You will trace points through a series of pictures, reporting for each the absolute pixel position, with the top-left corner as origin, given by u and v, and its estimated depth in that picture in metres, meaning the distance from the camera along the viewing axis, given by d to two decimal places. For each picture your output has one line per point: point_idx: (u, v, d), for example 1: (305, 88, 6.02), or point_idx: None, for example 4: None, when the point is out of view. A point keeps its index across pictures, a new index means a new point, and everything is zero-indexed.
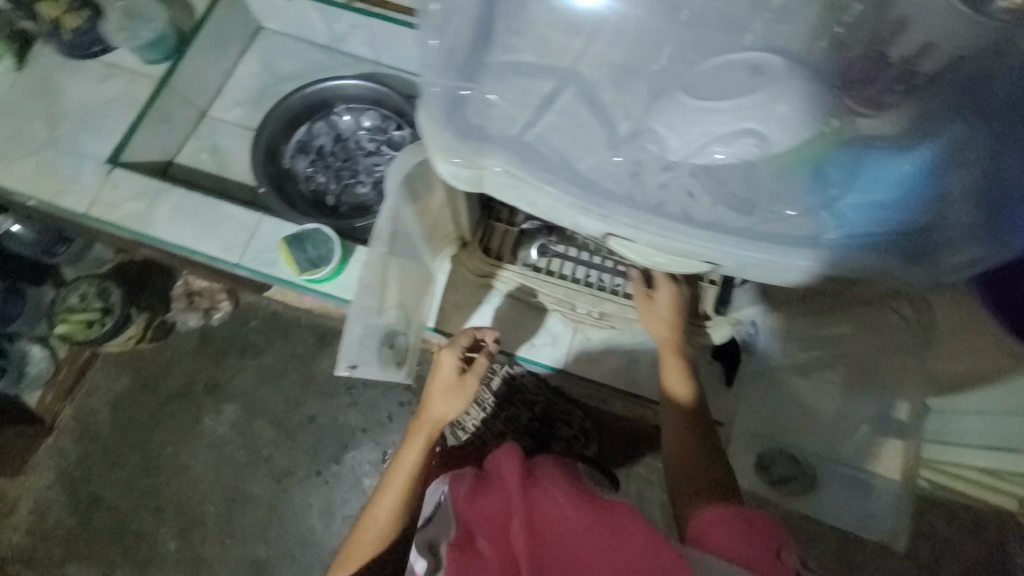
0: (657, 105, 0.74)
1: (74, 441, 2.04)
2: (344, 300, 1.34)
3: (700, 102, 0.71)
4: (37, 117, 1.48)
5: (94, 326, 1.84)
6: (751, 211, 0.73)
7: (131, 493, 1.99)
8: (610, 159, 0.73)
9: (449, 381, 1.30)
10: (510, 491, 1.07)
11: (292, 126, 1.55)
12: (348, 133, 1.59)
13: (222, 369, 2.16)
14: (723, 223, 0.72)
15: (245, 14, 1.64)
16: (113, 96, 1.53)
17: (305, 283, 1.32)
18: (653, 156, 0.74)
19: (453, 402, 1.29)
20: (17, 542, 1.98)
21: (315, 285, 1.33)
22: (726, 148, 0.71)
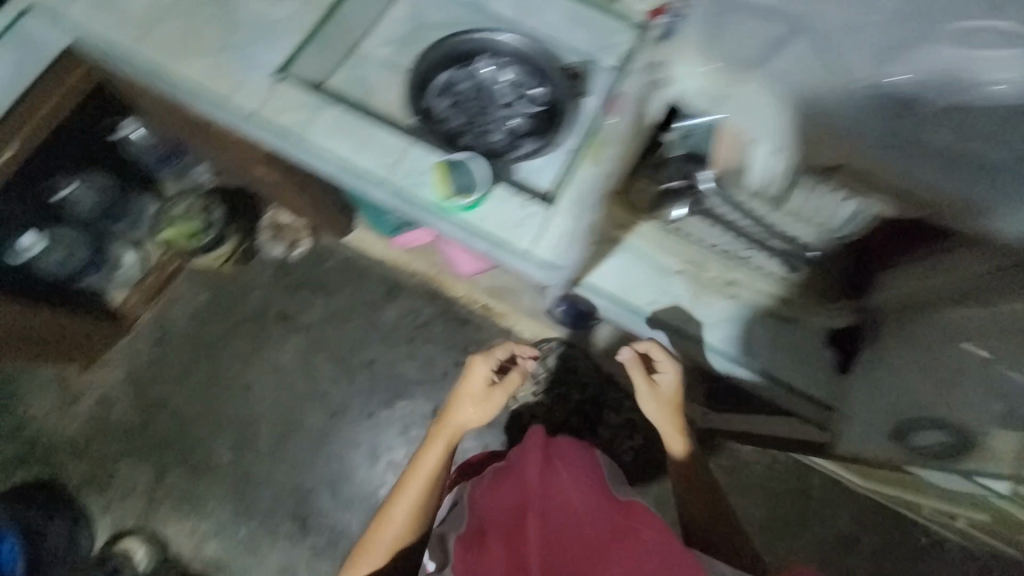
0: (895, 45, 0.75)
1: (150, 343, 2.13)
2: (501, 245, 1.15)
3: (949, 42, 0.72)
4: None
5: (196, 238, 1.98)
6: (910, 141, 0.77)
7: (196, 401, 2.09)
8: (822, 82, 0.78)
9: (477, 389, 1.42)
10: (532, 486, 1.18)
11: (438, 65, 1.37)
12: (491, 78, 1.38)
13: (294, 302, 2.24)
14: (869, 141, 0.79)
15: None
16: None
17: (451, 215, 1.16)
18: (861, 83, 0.77)
19: (479, 411, 1.40)
20: (75, 430, 2.03)
21: (459, 219, 1.17)
22: (936, 91, 0.74)
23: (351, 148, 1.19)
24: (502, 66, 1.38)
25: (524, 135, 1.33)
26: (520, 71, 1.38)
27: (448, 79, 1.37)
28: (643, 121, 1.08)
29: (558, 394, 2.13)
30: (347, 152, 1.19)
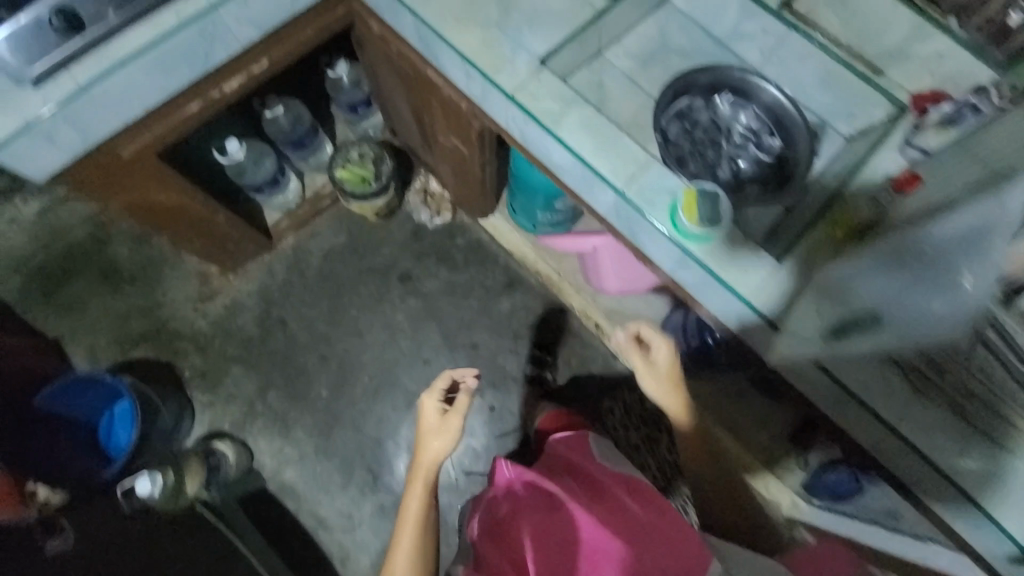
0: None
1: (285, 266, 2.24)
2: (722, 280, 1.14)
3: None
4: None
5: (367, 184, 2.08)
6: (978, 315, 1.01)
7: (312, 332, 2.18)
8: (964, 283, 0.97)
9: (433, 422, 1.41)
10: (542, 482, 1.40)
11: (681, 91, 1.37)
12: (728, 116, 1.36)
13: (420, 266, 2.30)
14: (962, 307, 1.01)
15: None
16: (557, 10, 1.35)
17: (682, 238, 1.14)
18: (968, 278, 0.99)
19: (445, 439, 1.38)
20: (200, 326, 2.14)
21: (687, 244, 1.15)
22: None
23: (596, 154, 1.20)
24: (747, 108, 1.36)
25: (749, 183, 1.30)
26: (764, 118, 1.34)
27: (688, 105, 1.37)
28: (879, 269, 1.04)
29: (647, 433, 2.09)
30: (591, 157, 1.21)
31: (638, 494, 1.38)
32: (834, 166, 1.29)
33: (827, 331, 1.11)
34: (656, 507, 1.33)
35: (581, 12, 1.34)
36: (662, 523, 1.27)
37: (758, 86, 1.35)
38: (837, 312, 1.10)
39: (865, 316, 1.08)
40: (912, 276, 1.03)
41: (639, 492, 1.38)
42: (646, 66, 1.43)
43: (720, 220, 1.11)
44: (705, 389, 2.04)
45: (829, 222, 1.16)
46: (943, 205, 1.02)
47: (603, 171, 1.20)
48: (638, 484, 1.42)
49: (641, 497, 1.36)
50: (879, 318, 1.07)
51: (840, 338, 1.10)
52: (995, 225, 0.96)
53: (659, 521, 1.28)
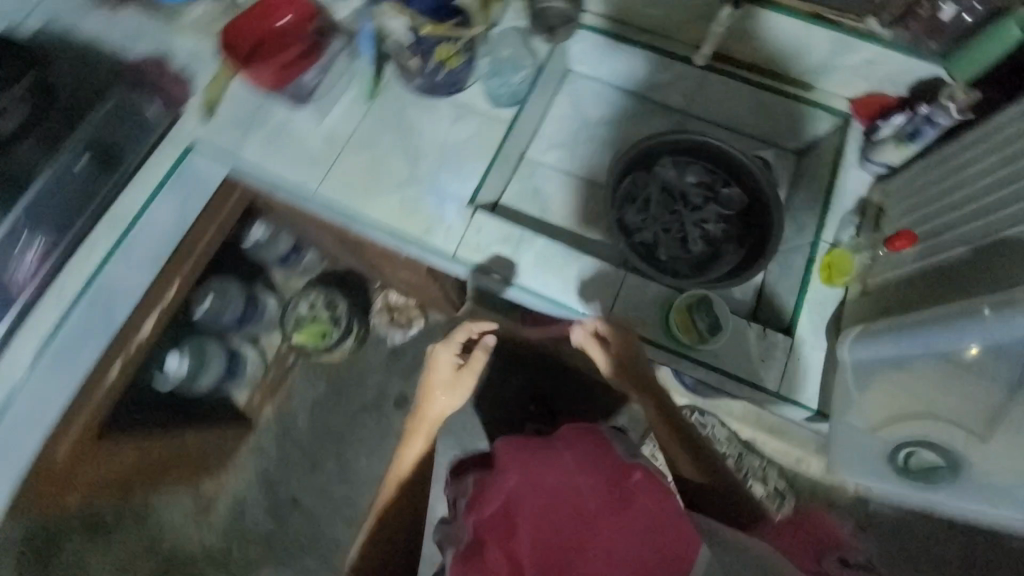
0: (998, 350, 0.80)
1: (273, 441, 2.05)
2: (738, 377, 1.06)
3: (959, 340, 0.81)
4: (394, 151, 1.21)
5: (326, 337, 1.97)
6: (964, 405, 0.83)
7: (327, 498, 2.02)
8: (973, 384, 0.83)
9: (446, 376, 1.18)
10: (547, 480, 0.84)
11: (631, 169, 1.24)
12: (684, 182, 1.26)
13: (412, 385, 2.13)
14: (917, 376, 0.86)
15: (580, 49, 1.32)
16: (464, 139, 1.22)
17: (680, 347, 1.07)
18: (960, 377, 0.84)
19: (454, 395, 1.18)
20: (211, 538, 1.98)
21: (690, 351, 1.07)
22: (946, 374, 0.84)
23: (567, 287, 1.11)
24: (693, 160, 1.26)
25: (726, 242, 1.23)
26: (714, 166, 1.26)
27: (637, 179, 1.25)
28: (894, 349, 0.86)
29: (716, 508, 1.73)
30: (564, 289, 1.11)
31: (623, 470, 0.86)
32: (803, 195, 1.24)
33: (888, 458, 0.88)
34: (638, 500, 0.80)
35: (490, 132, 1.22)
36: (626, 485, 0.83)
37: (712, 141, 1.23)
38: (897, 432, 0.87)
39: (950, 462, 0.85)
40: (929, 401, 0.85)
41: (615, 474, 0.85)
42: (573, 153, 1.34)
43: (721, 325, 1.06)
44: (788, 437, 1.57)
45: (822, 271, 1.10)
46: (999, 316, 0.78)
47: (584, 301, 1.10)
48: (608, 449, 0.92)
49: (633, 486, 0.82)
50: (938, 447, 0.85)
51: (906, 478, 0.87)
52: (979, 325, 0.80)
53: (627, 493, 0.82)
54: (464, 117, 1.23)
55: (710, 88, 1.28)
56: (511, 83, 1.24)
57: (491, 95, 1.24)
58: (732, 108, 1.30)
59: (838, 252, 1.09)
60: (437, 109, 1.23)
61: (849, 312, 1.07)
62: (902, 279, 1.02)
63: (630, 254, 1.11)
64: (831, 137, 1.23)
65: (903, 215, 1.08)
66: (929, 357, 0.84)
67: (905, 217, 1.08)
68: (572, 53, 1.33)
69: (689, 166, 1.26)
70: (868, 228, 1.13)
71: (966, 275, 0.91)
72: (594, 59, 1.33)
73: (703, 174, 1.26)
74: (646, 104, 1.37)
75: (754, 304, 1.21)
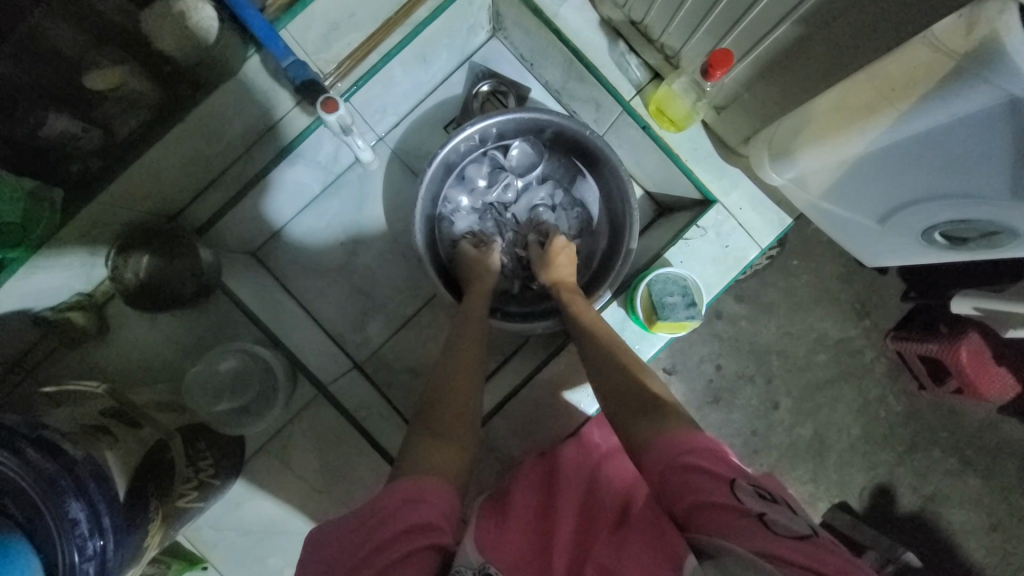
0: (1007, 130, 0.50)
1: None
2: (720, 292, 0.92)
3: (964, 109, 0.51)
4: (280, 553, 0.87)
5: None
6: (1013, 198, 0.56)
7: None
8: (986, 171, 0.55)
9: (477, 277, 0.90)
10: (593, 505, 0.67)
11: (438, 250, 0.98)
12: (482, 193, 1.01)
13: None
14: (924, 159, 0.59)
15: (240, 230, 0.92)
16: (307, 457, 0.87)
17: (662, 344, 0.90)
18: (963, 163, 0.56)
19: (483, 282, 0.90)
20: None
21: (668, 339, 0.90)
22: (948, 153, 0.56)
23: (550, 414, 0.93)
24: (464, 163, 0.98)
25: (576, 186, 1.01)
26: (488, 147, 0.98)
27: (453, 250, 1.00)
28: (887, 130, 0.59)
29: (888, 331, 1.34)
30: (553, 420, 0.93)
31: (688, 456, 0.55)
32: (557, 74, 0.96)
33: (918, 237, 0.73)
34: (684, 453, 0.56)
35: (322, 424, 0.87)
36: (691, 458, 0.55)
37: (459, 142, 0.92)
38: (910, 212, 0.69)
39: (998, 231, 0.63)
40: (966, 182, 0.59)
41: (669, 447, 0.57)
42: (375, 294, 1.02)
43: (686, 276, 0.86)
44: (855, 235, 0.83)
45: (662, 124, 0.89)
46: (948, 72, 0.50)
47: (577, 402, 0.92)
48: (661, 436, 0.59)
49: (702, 470, 0.53)
50: (956, 218, 0.64)
51: (950, 248, 0.72)
52: (982, 85, 0.48)
53: (711, 492, 0.51)
54: (292, 449, 0.87)
55: (371, 101, 0.92)
56: (269, 381, 0.84)
57: (262, 413, 0.84)
58: (411, 81, 0.95)
59: (660, 89, 0.87)
60: (262, 482, 0.86)
61: (720, 131, 0.88)
62: (739, 81, 0.77)
63: (549, 328, 0.91)
64: (502, 2, 0.91)
65: (649, 11, 0.80)
66: (925, 126, 0.55)
67: (654, 13, 0.79)
68: (242, 239, 0.94)
69: (467, 179, 0.99)
70: (640, 43, 0.88)
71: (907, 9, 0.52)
72: (275, 218, 0.95)
73: (486, 166, 1.00)
74: (352, 172, 1.00)
75: (647, 191, 1.04)
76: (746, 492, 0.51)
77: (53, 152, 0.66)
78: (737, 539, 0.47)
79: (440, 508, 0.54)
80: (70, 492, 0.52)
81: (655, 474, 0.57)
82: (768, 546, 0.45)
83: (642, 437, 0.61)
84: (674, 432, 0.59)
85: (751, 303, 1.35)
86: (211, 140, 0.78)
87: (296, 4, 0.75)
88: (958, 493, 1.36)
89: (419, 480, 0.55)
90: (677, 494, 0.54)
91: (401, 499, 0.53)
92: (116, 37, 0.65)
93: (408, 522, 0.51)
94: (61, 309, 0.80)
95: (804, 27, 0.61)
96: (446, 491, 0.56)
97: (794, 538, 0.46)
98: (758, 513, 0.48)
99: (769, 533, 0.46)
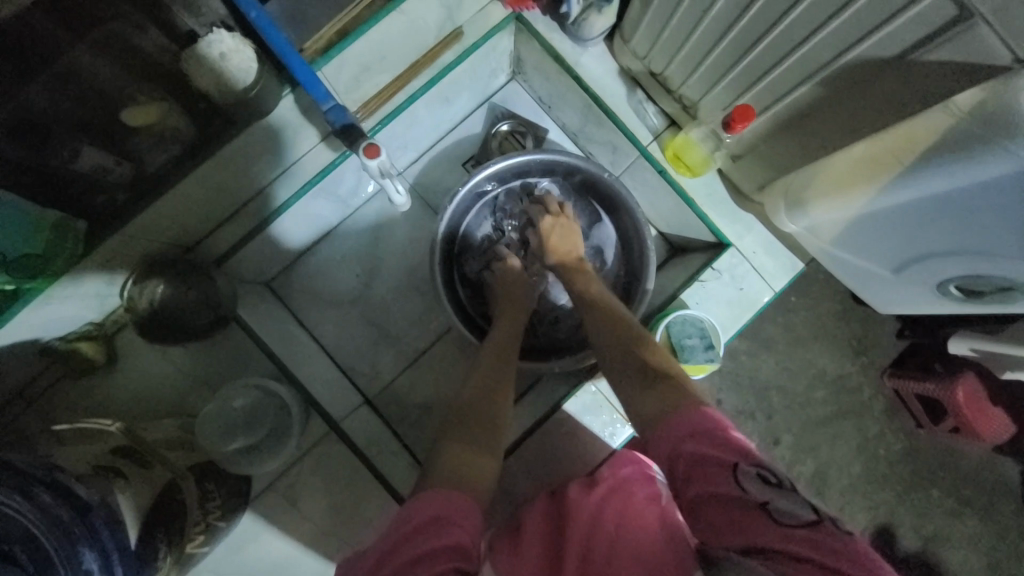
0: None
1: None
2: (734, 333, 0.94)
3: (985, 173, 0.53)
4: None
5: None
6: None
7: None
8: (1004, 231, 0.57)
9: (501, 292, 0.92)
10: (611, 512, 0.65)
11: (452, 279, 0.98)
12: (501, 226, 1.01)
13: None
14: (941, 218, 0.61)
15: (258, 262, 0.91)
16: (309, 494, 0.84)
17: None
18: (981, 222, 0.58)
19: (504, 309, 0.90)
20: None
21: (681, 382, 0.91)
22: (966, 213, 0.58)
23: (561, 452, 0.91)
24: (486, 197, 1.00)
25: (592, 231, 1.01)
26: (511, 182, 0.99)
27: (469, 281, 1.01)
28: (906, 188, 0.61)
29: (885, 368, 1.36)
30: (567, 459, 0.91)
31: (689, 443, 0.54)
32: (575, 117, 1.00)
33: (934, 288, 0.74)
34: (685, 439, 0.55)
35: (328, 460, 0.85)
36: (692, 445, 0.54)
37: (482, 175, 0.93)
38: (927, 265, 0.71)
39: (1014, 287, 0.65)
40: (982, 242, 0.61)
41: (671, 433, 0.56)
42: (383, 324, 1.01)
43: (703, 317, 0.87)
44: (870, 281, 0.85)
45: (679, 168, 0.91)
46: (970, 139, 0.52)
47: (587, 443, 0.91)
48: (670, 412, 0.59)
49: (705, 458, 0.52)
50: (974, 271, 0.66)
51: (965, 300, 0.74)
52: (1003, 153, 0.50)
53: (713, 482, 0.51)
54: (300, 488, 0.84)
55: (394, 138, 0.93)
56: (282, 419, 0.83)
57: (271, 449, 0.81)
58: (433, 119, 0.98)
59: (678, 137, 0.90)
60: (266, 522, 0.82)
61: (735, 177, 0.91)
62: (757, 134, 0.80)
63: (565, 367, 0.91)
64: (524, 47, 0.94)
65: (670, 64, 0.83)
66: (944, 187, 0.57)
67: (675, 65, 0.83)
68: (257, 270, 0.93)
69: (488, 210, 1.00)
70: (658, 92, 0.91)
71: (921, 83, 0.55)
72: (289, 249, 0.95)
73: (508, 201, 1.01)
74: (371, 206, 1.00)
75: (661, 231, 1.05)
76: (750, 476, 0.50)
77: (80, 184, 0.66)
78: (741, 535, 0.47)
79: (467, 530, 0.55)
80: (83, 540, 0.50)
81: (661, 457, 0.57)
82: (770, 541, 0.46)
83: (653, 405, 0.61)
84: (680, 411, 0.58)
85: (751, 338, 1.36)
86: (238, 176, 0.78)
87: (334, 48, 0.76)
88: (958, 534, 1.35)
89: (452, 494, 0.57)
90: (684, 480, 0.53)
91: (433, 515, 0.54)
92: (160, 76, 0.68)
93: (438, 543, 0.52)
94: (71, 338, 0.79)
95: (824, 88, 0.64)
96: (474, 514, 0.57)
97: (798, 527, 0.46)
98: (761, 503, 0.48)
99: (772, 525, 0.46)
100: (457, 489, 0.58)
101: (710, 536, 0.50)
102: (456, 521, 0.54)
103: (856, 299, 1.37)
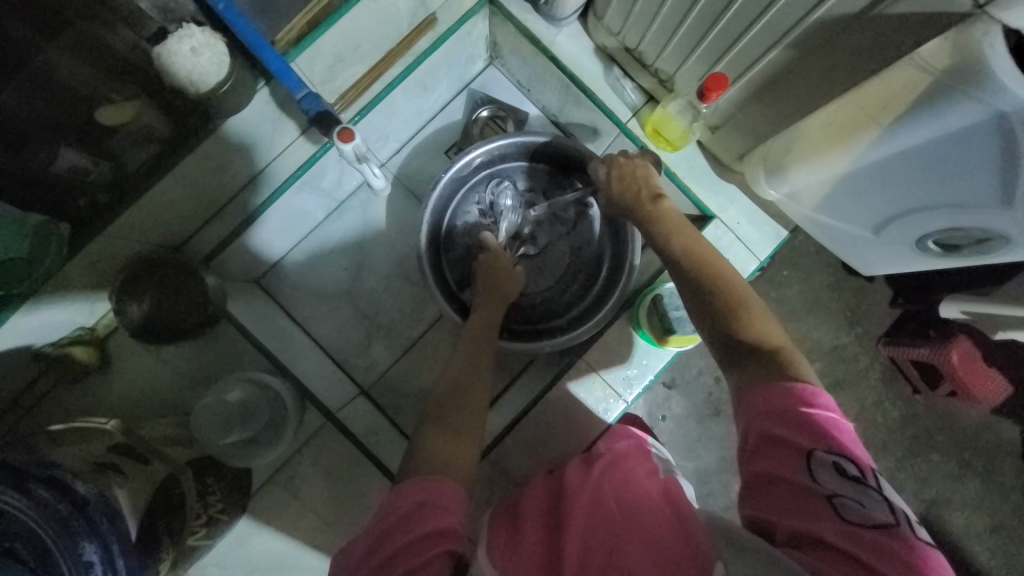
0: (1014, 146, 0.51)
1: None
2: None
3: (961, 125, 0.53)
4: None
5: None
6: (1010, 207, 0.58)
7: None
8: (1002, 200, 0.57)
9: (490, 275, 0.92)
10: (611, 490, 0.60)
11: (440, 259, 0.98)
12: (490, 213, 1.01)
13: None
14: (952, 197, 0.62)
15: (247, 262, 0.92)
16: (307, 486, 0.85)
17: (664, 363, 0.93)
18: (991, 206, 0.59)
19: (496, 291, 0.90)
20: None
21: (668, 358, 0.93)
22: (981, 194, 0.59)
23: (557, 432, 0.92)
24: (473, 183, 1.00)
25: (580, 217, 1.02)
26: (499, 170, 1.00)
27: (457, 264, 1.00)
28: (891, 146, 0.61)
29: (880, 337, 1.35)
30: (563, 439, 0.92)
31: (769, 422, 0.53)
32: (555, 99, 1.00)
33: (914, 245, 0.76)
34: (764, 416, 0.54)
35: (329, 452, 0.86)
36: (771, 424, 0.53)
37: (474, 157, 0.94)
38: (908, 222, 0.71)
39: (990, 238, 0.65)
40: (955, 193, 0.61)
41: (754, 408, 0.55)
42: (374, 316, 1.02)
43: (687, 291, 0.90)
44: (849, 242, 0.86)
45: (660, 144, 0.92)
46: (935, 90, 0.53)
47: (582, 423, 0.91)
48: (767, 381, 0.56)
49: (781, 441, 0.51)
50: (957, 228, 0.67)
51: (944, 255, 0.75)
52: (971, 101, 0.50)
53: (783, 467, 0.50)
54: (300, 479, 0.85)
55: (374, 130, 0.94)
56: (278, 411, 0.84)
57: (268, 445, 0.83)
58: (411, 109, 0.97)
59: (656, 112, 0.91)
60: (266, 519, 0.83)
61: (716, 150, 0.91)
62: (733, 103, 0.80)
63: (556, 346, 0.92)
64: (499, 31, 0.94)
65: (643, 38, 0.83)
66: (914, 140, 0.58)
67: (647, 40, 0.83)
68: (246, 270, 0.94)
69: (478, 198, 1.01)
70: (634, 68, 0.92)
71: (890, 33, 0.55)
72: (278, 246, 0.95)
73: (499, 190, 1.00)
74: (356, 201, 1.01)
75: None
76: (825, 467, 0.49)
77: (60, 187, 0.67)
78: (796, 521, 0.48)
79: (455, 514, 0.55)
80: (83, 533, 0.52)
81: (741, 426, 0.56)
82: (829, 533, 0.46)
83: (754, 372, 0.58)
84: (773, 382, 0.55)
85: None
86: (218, 172, 0.79)
87: (306, 39, 0.75)
88: (959, 497, 1.35)
89: (437, 478, 0.57)
90: (753, 457, 0.53)
91: (423, 501, 0.54)
92: (132, 74, 0.68)
93: (428, 528, 0.53)
94: (62, 344, 0.80)
95: (794, 52, 0.65)
96: (461, 499, 0.57)
97: (861, 525, 0.46)
98: (829, 494, 0.48)
99: (833, 517, 0.46)
100: (442, 473, 0.58)
101: (762, 516, 0.51)
102: (442, 504, 0.55)
103: (847, 270, 1.35)
